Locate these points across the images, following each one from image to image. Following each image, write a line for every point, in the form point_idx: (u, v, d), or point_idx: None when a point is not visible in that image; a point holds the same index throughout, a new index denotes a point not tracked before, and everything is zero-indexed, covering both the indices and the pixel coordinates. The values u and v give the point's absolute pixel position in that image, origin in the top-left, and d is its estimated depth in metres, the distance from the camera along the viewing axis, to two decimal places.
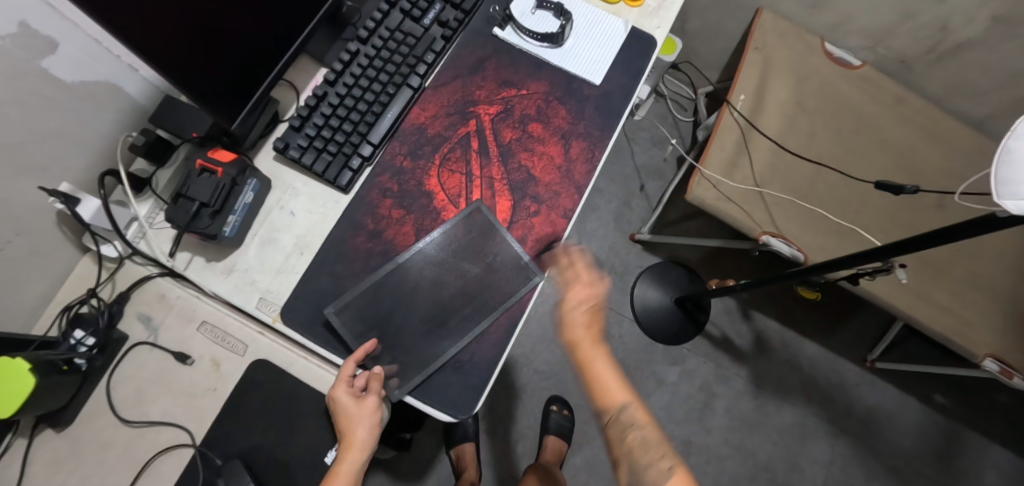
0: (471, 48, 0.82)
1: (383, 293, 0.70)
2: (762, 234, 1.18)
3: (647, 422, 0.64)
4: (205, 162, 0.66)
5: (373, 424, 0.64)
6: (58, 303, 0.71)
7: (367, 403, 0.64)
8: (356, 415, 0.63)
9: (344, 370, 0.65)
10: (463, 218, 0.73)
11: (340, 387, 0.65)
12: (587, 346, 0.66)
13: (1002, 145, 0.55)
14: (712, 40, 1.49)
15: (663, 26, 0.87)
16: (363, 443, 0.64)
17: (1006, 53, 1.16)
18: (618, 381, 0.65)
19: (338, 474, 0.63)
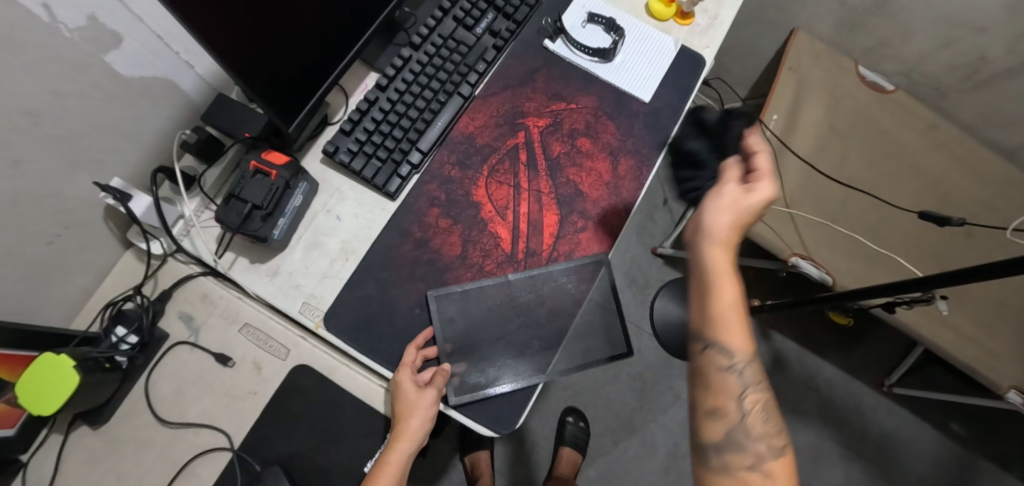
0: (521, 59, 0.82)
1: (472, 301, 0.71)
2: (792, 256, 1.17)
3: (763, 388, 0.55)
4: (259, 164, 0.66)
5: (425, 418, 0.63)
6: (99, 297, 0.70)
7: (426, 394, 0.64)
8: (413, 405, 0.63)
9: (407, 356, 0.66)
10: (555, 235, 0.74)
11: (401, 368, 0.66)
12: (727, 270, 0.54)
13: None
14: (744, 58, 1.48)
15: (713, 45, 0.86)
16: (412, 435, 0.63)
17: None
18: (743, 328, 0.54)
19: (387, 464, 0.64)
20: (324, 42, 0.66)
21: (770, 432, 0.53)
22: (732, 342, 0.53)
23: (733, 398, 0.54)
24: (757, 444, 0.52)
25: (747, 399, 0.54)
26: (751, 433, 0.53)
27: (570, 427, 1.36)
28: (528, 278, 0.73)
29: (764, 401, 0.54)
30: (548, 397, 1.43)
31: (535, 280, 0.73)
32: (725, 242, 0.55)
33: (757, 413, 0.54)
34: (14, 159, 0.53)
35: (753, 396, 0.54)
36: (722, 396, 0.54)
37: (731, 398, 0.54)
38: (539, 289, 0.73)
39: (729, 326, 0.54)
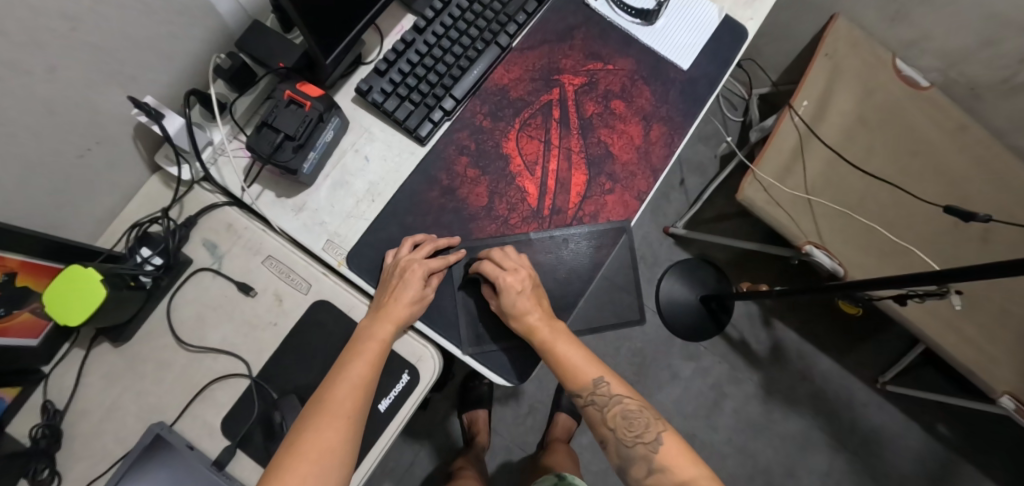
0: (562, 15, 0.80)
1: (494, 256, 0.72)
2: (806, 244, 1.17)
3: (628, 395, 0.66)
4: (294, 94, 0.65)
5: (413, 303, 0.64)
6: (125, 218, 0.70)
7: (415, 277, 0.65)
8: (404, 286, 0.65)
9: (403, 248, 0.68)
10: (581, 196, 0.73)
11: (408, 266, 0.66)
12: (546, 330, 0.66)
13: None
14: (778, 41, 1.45)
15: (757, 17, 0.84)
16: (401, 317, 0.63)
17: None
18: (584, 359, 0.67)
19: (371, 341, 0.62)
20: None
21: (642, 433, 0.64)
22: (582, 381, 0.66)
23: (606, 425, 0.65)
24: (639, 447, 0.63)
25: (614, 418, 0.65)
26: (628, 444, 0.64)
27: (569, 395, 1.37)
28: (549, 237, 0.73)
29: (629, 409, 0.65)
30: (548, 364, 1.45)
31: (554, 242, 0.73)
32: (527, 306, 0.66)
33: (624, 424, 0.65)
34: (51, 64, 0.52)
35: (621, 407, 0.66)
36: (600, 425, 0.66)
37: (604, 425, 0.66)
38: (559, 247, 0.73)
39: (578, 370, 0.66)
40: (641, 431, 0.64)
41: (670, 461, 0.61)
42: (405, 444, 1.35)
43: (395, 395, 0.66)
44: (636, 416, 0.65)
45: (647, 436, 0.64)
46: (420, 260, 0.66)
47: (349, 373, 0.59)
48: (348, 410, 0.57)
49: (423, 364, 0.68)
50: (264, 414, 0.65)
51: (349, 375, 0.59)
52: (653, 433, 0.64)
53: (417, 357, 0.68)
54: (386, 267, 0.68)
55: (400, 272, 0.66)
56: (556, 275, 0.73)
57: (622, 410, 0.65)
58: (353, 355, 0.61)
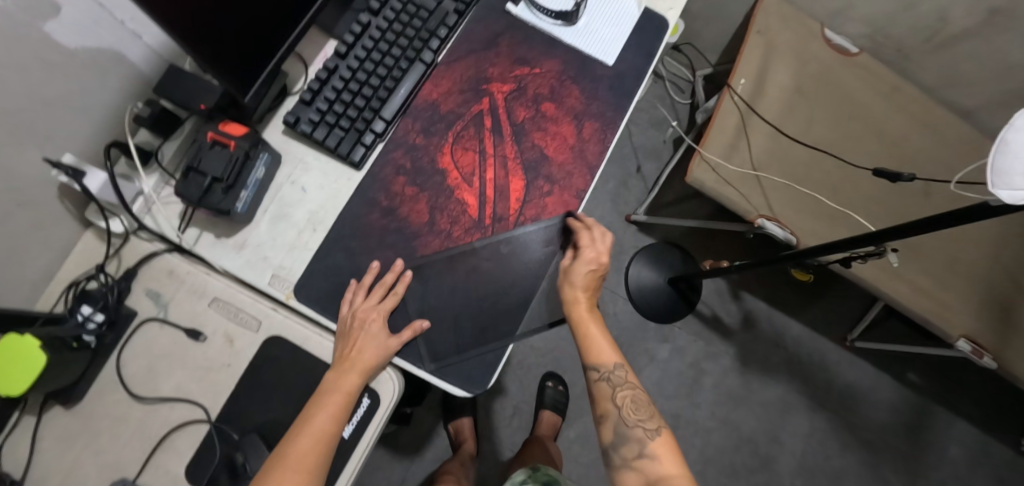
0: (484, 24, 0.81)
1: (442, 272, 0.72)
2: (758, 217, 1.20)
3: (634, 381, 0.73)
4: (217, 134, 0.64)
5: (375, 348, 0.66)
6: (62, 279, 0.69)
7: (374, 327, 0.67)
8: (365, 335, 0.66)
9: (356, 296, 0.69)
10: (521, 199, 0.75)
11: (367, 314, 0.68)
12: (584, 307, 0.72)
13: (1001, 136, 0.67)
14: (714, 23, 1.48)
15: (677, 7, 0.86)
16: (365, 364, 0.64)
17: (1002, 46, 1.19)
18: (608, 345, 0.72)
19: (336, 393, 0.62)
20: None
21: (642, 418, 0.70)
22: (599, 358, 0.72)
23: (612, 403, 0.72)
24: (635, 432, 0.70)
25: (620, 400, 0.71)
26: (629, 424, 0.70)
27: (551, 392, 1.39)
28: (495, 244, 0.74)
29: (636, 394, 0.72)
30: (528, 364, 1.46)
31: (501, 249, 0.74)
32: (582, 286, 0.72)
33: (630, 406, 0.71)
34: None
35: (630, 392, 0.72)
36: (607, 402, 0.72)
37: (610, 402, 0.72)
38: (506, 253, 0.74)
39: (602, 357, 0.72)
40: (639, 416, 0.70)
41: (661, 448, 0.68)
42: (394, 461, 1.35)
43: (358, 420, 0.66)
44: (639, 399, 0.72)
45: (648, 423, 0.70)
46: (375, 306, 0.68)
47: (314, 426, 0.60)
48: (312, 464, 0.58)
49: (383, 386, 0.68)
50: (226, 457, 0.65)
51: (312, 427, 0.60)
52: (653, 425, 0.70)
53: (375, 380, 0.68)
54: (342, 317, 0.68)
55: (359, 323, 0.67)
56: (506, 280, 0.74)
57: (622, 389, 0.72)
58: (318, 405, 0.61)
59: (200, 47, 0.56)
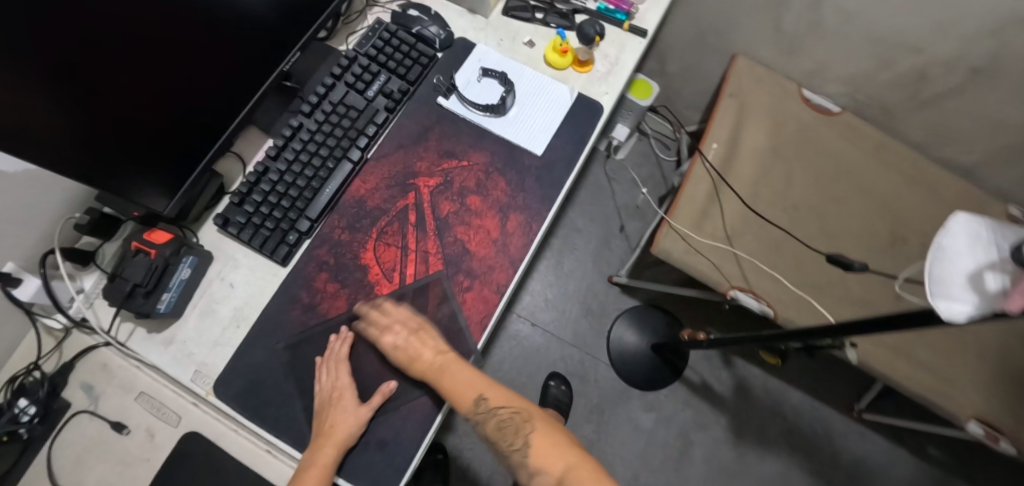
0: (415, 118, 0.83)
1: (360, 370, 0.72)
2: (731, 289, 1.16)
3: (592, 465, 0.66)
4: (140, 243, 0.70)
5: (349, 422, 0.68)
6: (7, 371, 0.74)
7: (351, 401, 0.69)
8: (340, 409, 0.68)
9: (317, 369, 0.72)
10: (441, 295, 0.75)
11: (341, 387, 0.70)
12: (474, 396, 0.70)
13: (936, 241, 0.52)
14: (693, 82, 1.48)
15: (612, 91, 0.86)
16: (341, 438, 0.66)
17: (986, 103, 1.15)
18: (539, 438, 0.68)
19: (310, 470, 0.64)
20: (200, 104, 0.68)
21: None
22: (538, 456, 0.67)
23: None
24: None
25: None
26: None
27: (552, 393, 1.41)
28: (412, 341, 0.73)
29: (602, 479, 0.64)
30: None
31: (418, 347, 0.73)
32: (463, 378, 0.70)
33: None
34: None
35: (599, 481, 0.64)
36: None
37: None
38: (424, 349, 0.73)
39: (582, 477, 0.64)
40: None
41: None
42: None
43: None
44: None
45: None
46: (341, 379, 0.71)
47: None
48: None
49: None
50: None
51: None
52: None
53: None
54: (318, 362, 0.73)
55: (333, 397, 0.70)
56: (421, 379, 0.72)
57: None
58: (318, 448, 0.66)
59: (74, 159, 0.58)
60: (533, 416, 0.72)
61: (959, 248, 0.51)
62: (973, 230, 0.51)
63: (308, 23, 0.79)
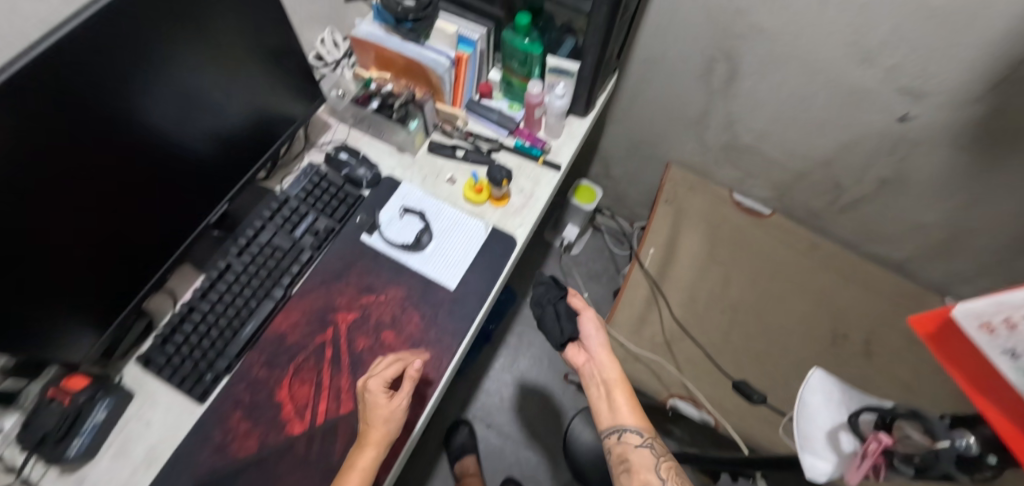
0: (340, 254, 0.89)
1: None
2: (670, 397, 1.19)
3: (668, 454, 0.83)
4: (57, 391, 0.74)
5: (388, 420, 0.72)
6: None
7: (392, 401, 0.73)
8: (381, 407, 0.72)
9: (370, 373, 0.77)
10: (347, 434, 0.77)
11: (374, 385, 0.74)
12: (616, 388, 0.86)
13: (801, 393, 0.70)
14: (638, 186, 1.60)
15: (525, 224, 0.92)
16: (377, 440, 0.71)
17: (899, 207, 1.25)
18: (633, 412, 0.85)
19: (352, 470, 0.70)
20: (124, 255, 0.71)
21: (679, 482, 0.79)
22: (631, 453, 0.81)
23: (652, 472, 0.79)
24: None
25: (653, 465, 0.80)
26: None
27: None
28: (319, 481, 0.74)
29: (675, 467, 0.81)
30: None
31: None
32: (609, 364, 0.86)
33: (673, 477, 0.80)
34: None
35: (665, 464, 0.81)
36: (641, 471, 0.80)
37: (647, 471, 0.80)
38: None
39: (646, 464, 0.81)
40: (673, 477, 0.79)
41: None
42: None
43: None
44: (655, 456, 0.81)
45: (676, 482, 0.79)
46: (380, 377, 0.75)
47: None
48: None
49: None
50: None
51: None
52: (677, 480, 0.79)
53: None
54: (387, 356, 0.78)
55: (364, 396, 0.74)
56: None
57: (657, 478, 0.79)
58: (366, 432, 0.72)
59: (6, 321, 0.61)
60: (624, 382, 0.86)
61: (817, 401, 0.68)
62: (824, 385, 0.69)
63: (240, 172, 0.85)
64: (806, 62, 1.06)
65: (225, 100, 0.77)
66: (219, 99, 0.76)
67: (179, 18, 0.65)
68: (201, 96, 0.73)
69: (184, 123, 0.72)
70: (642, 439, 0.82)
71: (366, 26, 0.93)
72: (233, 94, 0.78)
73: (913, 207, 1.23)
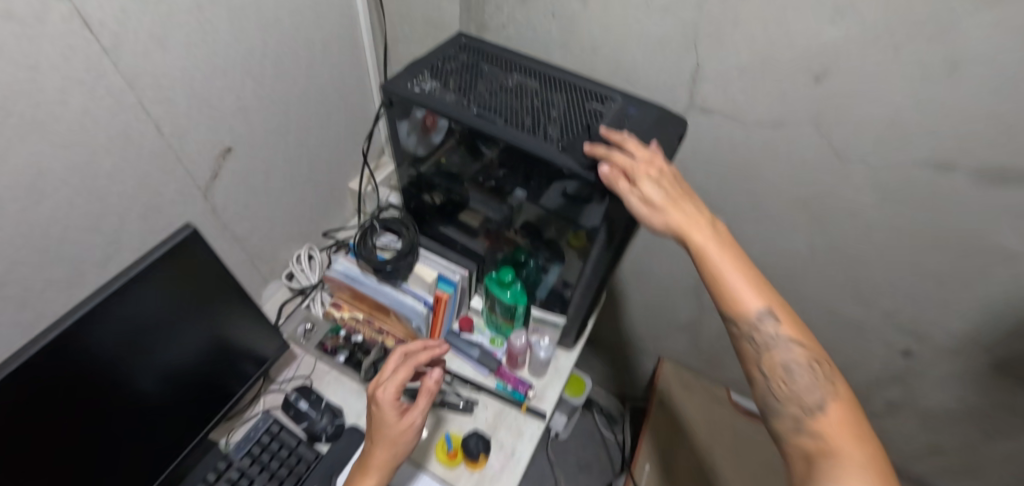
0: None
1: None
2: None
3: (796, 337, 0.61)
4: None
5: (399, 442, 0.67)
6: None
7: (408, 416, 0.68)
8: (392, 424, 0.67)
9: (387, 379, 0.69)
10: None
11: (386, 389, 0.68)
12: (698, 231, 0.61)
13: None
14: (629, 370, 1.49)
15: None
16: (387, 461, 0.66)
17: (909, 426, 1.15)
18: (751, 293, 0.60)
19: (381, 408, 0.68)
20: None
21: (801, 392, 0.60)
22: (744, 307, 0.60)
23: (760, 365, 0.62)
24: (800, 397, 0.60)
25: (776, 369, 0.61)
26: (783, 400, 0.60)
27: None
28: None
29: (799, 358, 0.61)
30: None
31: None
32: (675, 211, 0.62)
33: (789, 376, 0.61)
34: None
35: (785, 366, 0.61)
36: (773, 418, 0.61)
37: (760, 367, 0.62)
38: None
39: (802, 385, 0.60)
40: (808, 386, 0.60)
41: (831, 434, 0.57)
42: None
43: None
44: (797, 372, 0.60)
45: (812, 426, 0.58)
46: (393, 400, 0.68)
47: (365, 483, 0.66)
48: None
49: None
50: None
51: (383, 431, 0.67)
52: (818, 401, 0.59)
53: None
54: (395, 355, 0.73)
55: (380, 403, 0.68)
56: None
57: (805, 387, 0.60)
58: (371, 453, 0.67)
59: None
60: (669, 174, 0.64)
61: None
62: None
63: (209, 421, 0.74)
64: (797, 290, 1.02)
65: (182, 347, 0.67)
66: (166, 350, 0.65)
67: (118, 298, 0.57)
68: (143, 345, 0.62)
69: (128, 396, 0.62)
70: (780, 328, 0.60)
71: (341, 265, 0.87)
72: (188, 339, 0.67)
73: (925, 429, 1.13)
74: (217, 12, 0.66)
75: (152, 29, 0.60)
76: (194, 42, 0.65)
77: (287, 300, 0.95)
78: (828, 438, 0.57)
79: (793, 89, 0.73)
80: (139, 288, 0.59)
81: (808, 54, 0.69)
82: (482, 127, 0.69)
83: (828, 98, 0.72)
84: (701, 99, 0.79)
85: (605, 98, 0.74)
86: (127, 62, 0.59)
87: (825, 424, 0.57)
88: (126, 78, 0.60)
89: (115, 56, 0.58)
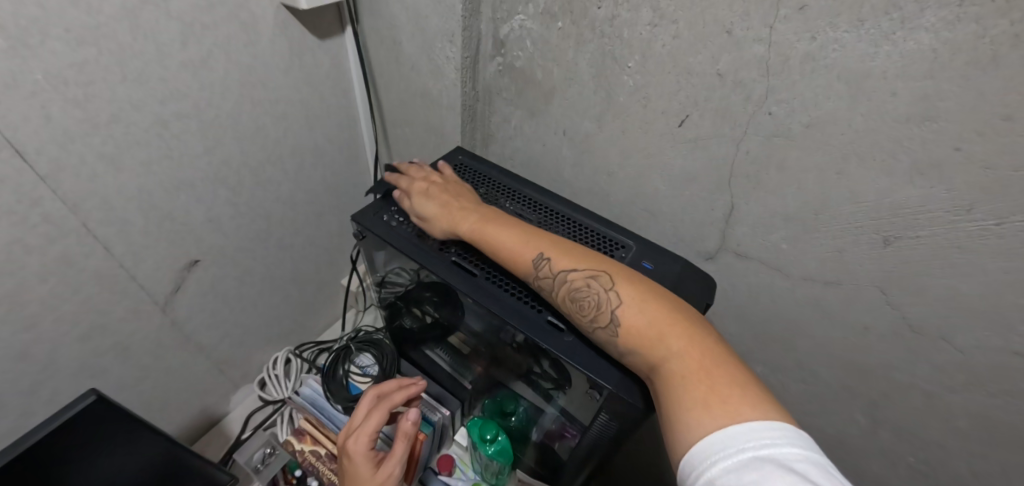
0: None
1: None
2: None
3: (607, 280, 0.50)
4: None
5: None
6: None
7: (385, 468, 0.54)
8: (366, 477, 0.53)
9: (359, 424, 0.57)
10: None
11: (360, 438, 0.56)
12: (467, 223, 0.57)
13: None
14: None
15: None
16: None
17: None
18: (553, 252, 0.52)
19: (352, 461, 0.55)
20: None
21: (610, 322, 0.47)
22: (534, 258, 0.52)
23: (606, 328, 0.48)
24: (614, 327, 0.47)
25: (603, 323, 0.48)
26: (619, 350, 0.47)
27: None
28: None
29: (595, 289, 0.49)
30: None
31: None
32: (441, 213, 0.59)
33: (594, 307, 0.48)
34: None
35: (615, 312, 0.47)
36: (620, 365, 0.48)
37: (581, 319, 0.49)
38: None
39: (646, 333, 0.45)
40: (646, 325, 0.46)
41: (702, 372, 0.42)
42: None
43: None
44: (623, 316, 0.47)
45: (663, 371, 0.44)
46: (367, 444, 0.55)
47: None
48: None
49: None
50: None
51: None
52: (614, 324, 0.47)
53: None
54: (365, 396, 0.61)
55: (350, 453, 0.55)
56: None
57: (623, 316, 0.47)
58: None
59: None
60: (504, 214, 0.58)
61: None
62: None
63: None
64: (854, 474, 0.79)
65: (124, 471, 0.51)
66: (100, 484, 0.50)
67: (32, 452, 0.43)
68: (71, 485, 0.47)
69: None
70: (562, 269, 0.51)
71: (309, 388, 0.76)
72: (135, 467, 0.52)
73: None
74: (184, 125, 0.59)
75: (100, 149, 0.53)
76: (153, 160, 0.58)
77: (252, 410, 0.85)
78: (673, 385, 0.42)
79: (859, 250, 0.58)
80: (47, 443, 0.43)
81: (877, 213, 0.54)
82: (457, 281, 0.57)
83: (904, 268, 0.57)
84: (735, 242, 0.66)
85: (615, 249, 0.62)
86: (69, 187, 0.52)
87: (629, 330, 0.46)
88: (68, 205, 0.53)
89: (54, 182, 0.51)
